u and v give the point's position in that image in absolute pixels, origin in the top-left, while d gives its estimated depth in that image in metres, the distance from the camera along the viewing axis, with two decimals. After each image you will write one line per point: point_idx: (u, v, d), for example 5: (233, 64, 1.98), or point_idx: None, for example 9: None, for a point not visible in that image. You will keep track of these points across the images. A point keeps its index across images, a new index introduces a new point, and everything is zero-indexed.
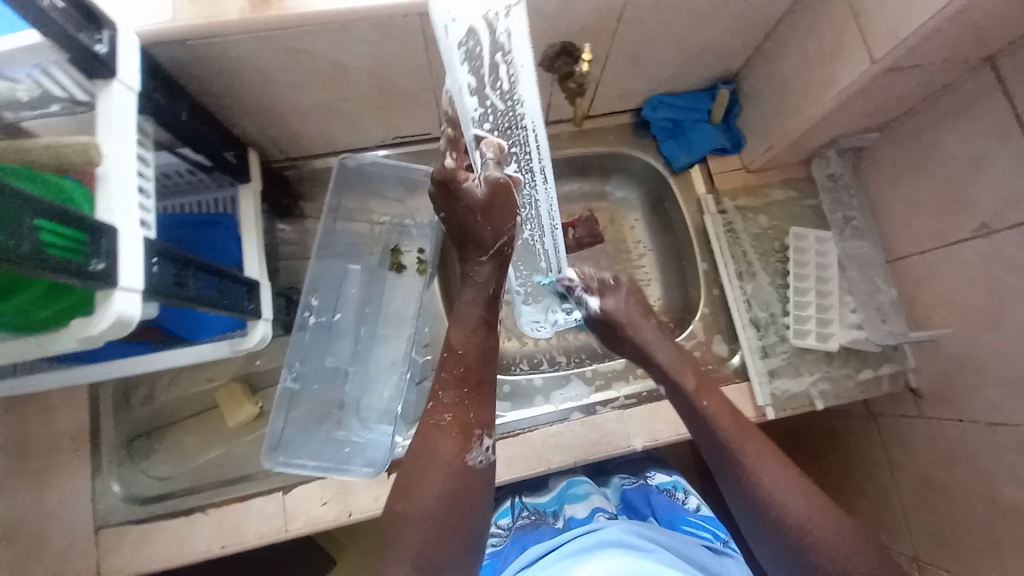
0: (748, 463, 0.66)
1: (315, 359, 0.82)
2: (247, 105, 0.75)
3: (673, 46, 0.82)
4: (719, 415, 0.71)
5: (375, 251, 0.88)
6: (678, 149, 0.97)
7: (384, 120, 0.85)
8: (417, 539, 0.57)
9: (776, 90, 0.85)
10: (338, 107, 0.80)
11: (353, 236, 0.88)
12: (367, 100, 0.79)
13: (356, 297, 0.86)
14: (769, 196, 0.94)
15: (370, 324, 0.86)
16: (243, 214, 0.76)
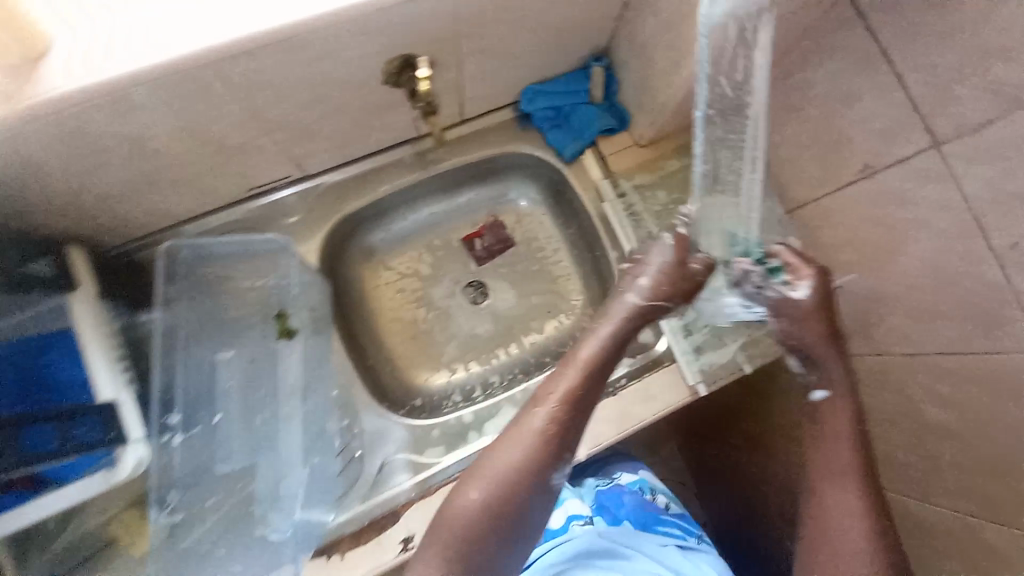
0: (821, 488, 0.61)
1: (206, 471, 0.73)
2: (52, 199, 0.64)
3: (528, 35, 0.75)
4: (825, 437, 0.64)
5: (246, 326, 0.78)
6: (564, 137, 0.91)
7: (228, 175, 0.75)
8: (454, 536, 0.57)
9: (645, 60, 0.80)
10: (170, 175, 0.70)
11: (210, 321, 0.77)
12: (201, 160, 0.70)
13: (238, 385, 0.76)
14: (664, 168, 0.90)
15: (258, 410, 0.75)
16: (78, 323, 0.65)
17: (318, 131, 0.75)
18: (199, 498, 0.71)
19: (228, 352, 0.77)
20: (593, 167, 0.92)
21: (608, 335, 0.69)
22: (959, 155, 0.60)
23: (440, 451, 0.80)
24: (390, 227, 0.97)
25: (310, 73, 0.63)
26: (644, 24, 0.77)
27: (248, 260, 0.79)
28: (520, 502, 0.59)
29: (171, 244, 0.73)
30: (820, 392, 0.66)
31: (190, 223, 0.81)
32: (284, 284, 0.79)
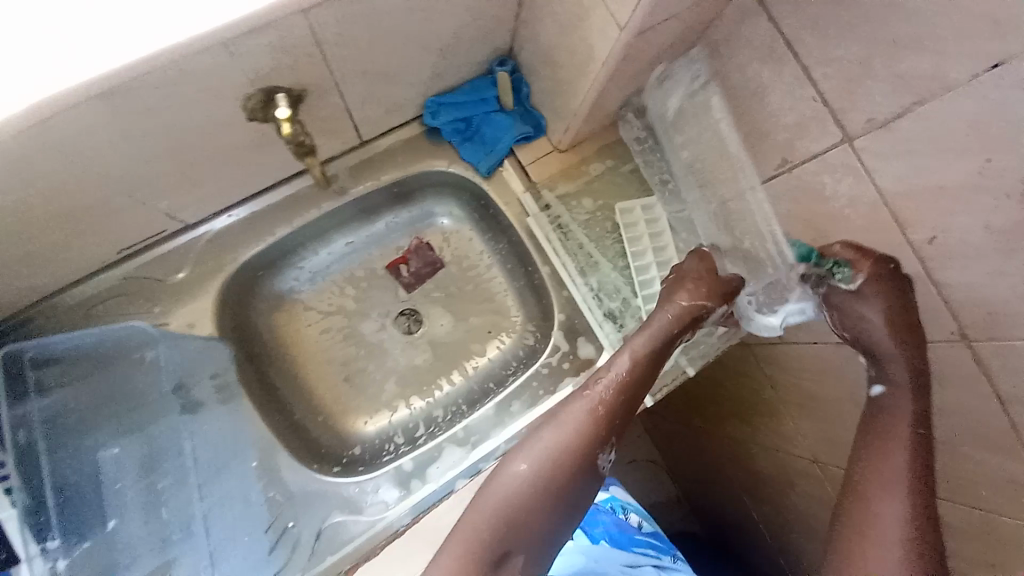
0: (878, 499, 0.55)
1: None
2: None
3: (406, 48, 0.69)
4: (882, 444, 0.57)
5: (123, 417, 0.70)
6: (477, 150, 0.85)
7: (97, 237, 0.68)
8: (503, 502, 0.59)
9: (546, 63, 0.75)
10: (30, 245, 0.63)
11: (81, 421, 0.68)
12: (55, 224, 0.63)
13: (128, 488, 0.68)
14: (588, 174, 0.86)
15: (156, 506, 0.69)
16: None
17: (188, 175, 0.68)
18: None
19: (114, 450, 0.68)
20: (513, 179, 0.86)
21: (655, 336, 0.70)
22: (873, 150, 0.55)
23: (382, 505, 0.75)
24: (304, 265, 0.89)
25: (154, 115, 0.58)
26: (539, 25, 0.72)
27: (119, 346, 0.72)
28: (562, 485, 0.60)
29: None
30: (878, 390, 0.61)
31: (58, 295, 0.71)
32: (159, 360, 0.74)
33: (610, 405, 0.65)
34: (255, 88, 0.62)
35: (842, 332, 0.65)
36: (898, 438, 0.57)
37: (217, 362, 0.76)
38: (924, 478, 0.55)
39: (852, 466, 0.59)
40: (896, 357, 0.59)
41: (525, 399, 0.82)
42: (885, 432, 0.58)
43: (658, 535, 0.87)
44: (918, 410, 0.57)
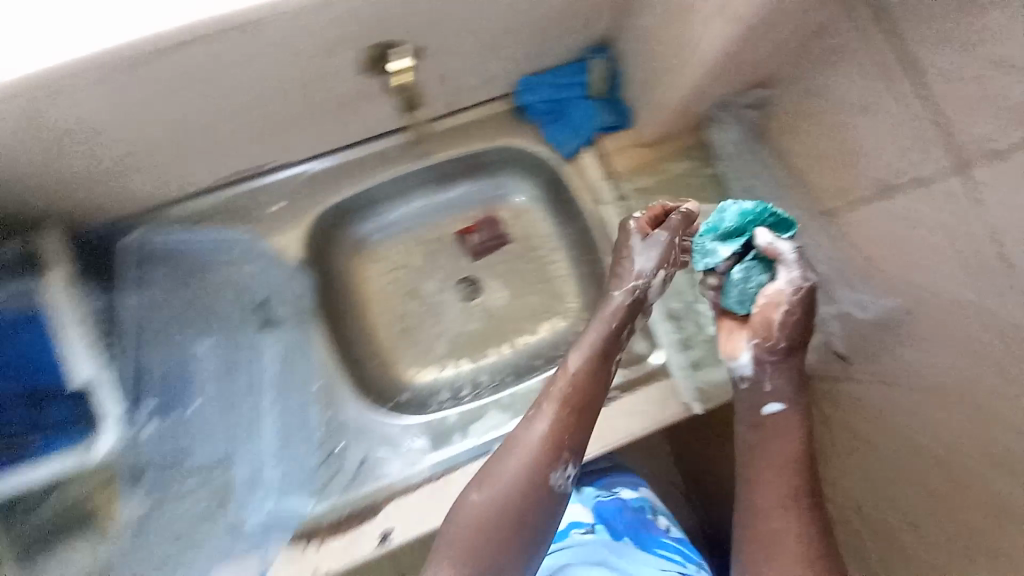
0: (770, 501, 0.58)
1: (180, 447, 0.74)
2: (37, 180, 0.65)
3: (508, 27, 0.72)
4: (777, 459, 0.59)
5: (212, 318, 0.80)
6: (562, 133, 0.86)
7: (213, 162, 0.76)
8: (480, 520, 0.60)
9: (643, 53, 0.77)
10: (153, 157, 0.70)
11: (183, 309, 0.79)
12: (177, 142, 0.69)
13: (212, 376, 0.78)
14: (668, 172, 0.85)
15: (237, 398, 0.77)
16: (59, 312, 0.69)
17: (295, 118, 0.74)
18: (169, 482, 0.72)
19: (209, 340, 0.79)
20: (592, 166, 0.86)
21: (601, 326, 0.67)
22: (995, 184, 0.51)
23: (424, 445, 0.79)
24: (382, 217, 0.95)
25: (278, 60, 0.63)
26: (643, 15, 0.73)
27: (221, 252, 0.82)
28: (528, 503, 0.60)
29: (150, 233, 0.80)
30: (774, 405, 0.60)
31: (185, 200, 0.81)
32: (253, 273, 0.83)
33: (580, 391, 0.65)
34: (372, 44, 0.66)
35: (778, 336, 0.57)
36: (785, 452, 0.59)
37: (293, 287, 0.84)
38: (807, 484, 0.58)
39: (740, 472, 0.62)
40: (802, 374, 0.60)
41: None
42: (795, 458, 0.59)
43: (686, 541, 0.84)
44: (801, 424, 0.60)
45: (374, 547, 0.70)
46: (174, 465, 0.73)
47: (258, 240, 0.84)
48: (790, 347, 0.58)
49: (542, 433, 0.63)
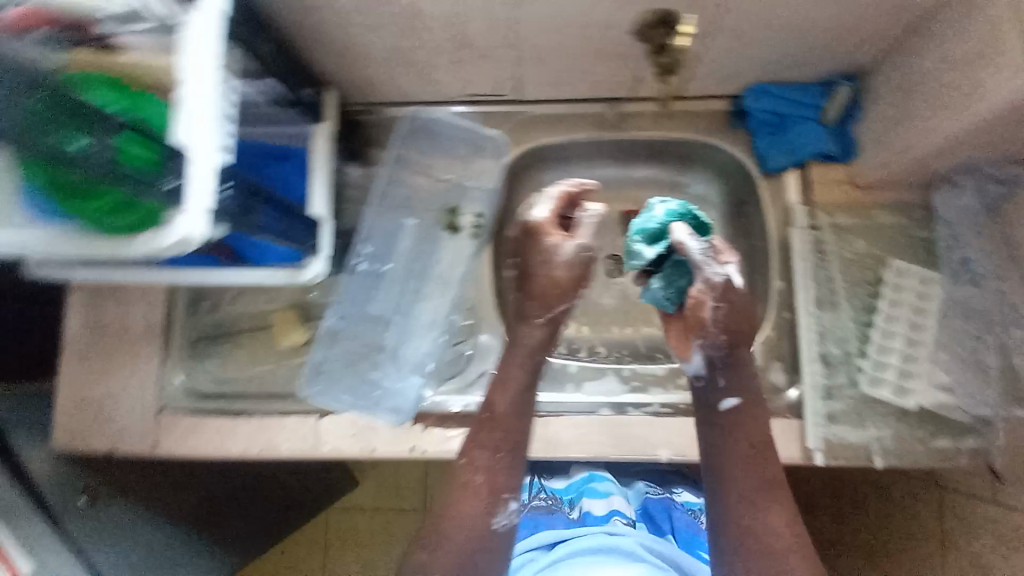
0: (760, 514, 0.64)
1: (366, 292, 0.88)
2: (315, 43, 0.73)
3: (788, 24, 0.70)
4: (748, 469, 0.66)
5: (429, 209, 0.92)
6: (774, 149, 0.84)
7: (458, 78, 0.83)
8: (449, 541, 0.65)
9: (901, 91, 0.73)
10: (411, 57, 0.78)
11: (414, 190, 0.92)
12: (438, 52, 0.76)
13: (407, 250, 0.90)
14: (875, 220, 0.80)
15: (419, 275, 0.90)
16: (313, 152, 0.78)
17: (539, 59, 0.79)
18: (351, 314, 0.87)
19: (415, 220, 0.91)
20: (793, 188, 0.84)
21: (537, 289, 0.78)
22: None
23: (537, 384, 0.87)
24: (563, 172, 0.98)
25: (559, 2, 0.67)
26: (923, 54, 0.68)
27: (446, 152, 0.93)
28: (482, 529, 0.67)
29: (422, 110, 0.90)
30: (730, 402, 0.69)
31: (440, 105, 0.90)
32: (464, 179, 0.93)
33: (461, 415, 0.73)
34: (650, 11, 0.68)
35: (715, 333, 0.67)
36: (740, 458, 0.67)
37: (492, 214, 0.93)
38: (777, 481, 0.66)
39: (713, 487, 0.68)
40: (750, 371, 0.70)
41: None
42: (770, 486, 0.65)
43: None
44: (761, 420, 0.69)
45: None
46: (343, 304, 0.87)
47: (469, 156, 0.93)
48: (727, 342, 0.68)
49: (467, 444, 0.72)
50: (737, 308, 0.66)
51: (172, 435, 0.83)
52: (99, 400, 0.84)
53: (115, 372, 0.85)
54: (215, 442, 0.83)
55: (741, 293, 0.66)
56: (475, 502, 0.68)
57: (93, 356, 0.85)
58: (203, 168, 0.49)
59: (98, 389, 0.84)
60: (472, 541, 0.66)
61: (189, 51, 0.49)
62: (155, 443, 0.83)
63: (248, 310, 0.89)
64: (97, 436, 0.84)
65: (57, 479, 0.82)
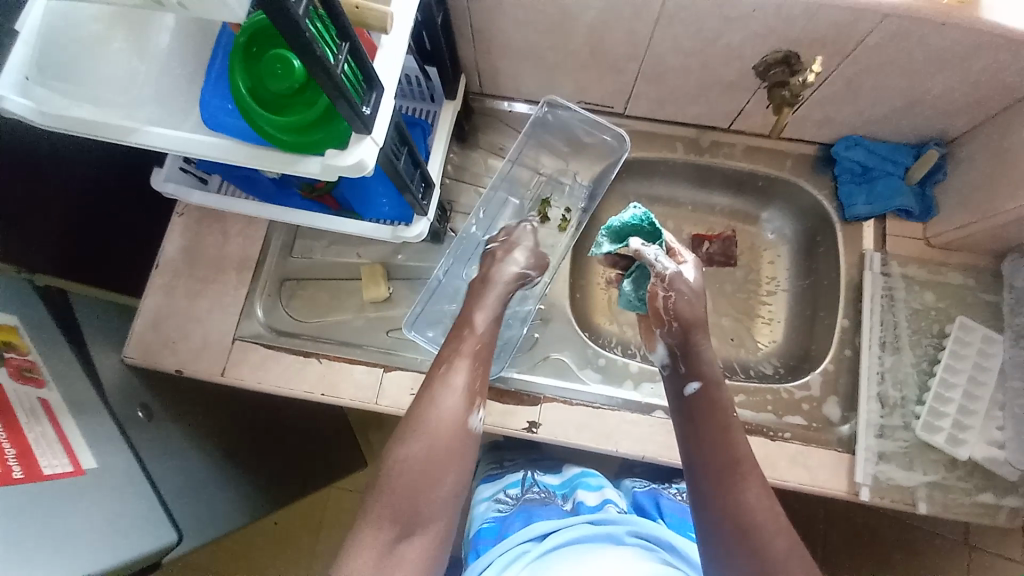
0: (744, 495, 0.60)
1: (463, 257, 0.93)
2: (464, 27, 0.80)
3: (900, 83, 0.77)
4: (721, 448, 0.64)
5: (530, 196, 0.98)
6: (858, 195, 0.89)
7: (576, 82, 0.89)
8: (422, 449, 0.62)
9: (990, 162, 0.78)
10: (543, 56, 0.84)
11: (520, 175, 0.97)
12: (571, 56, 0.83)
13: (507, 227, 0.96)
14: (944, 277, 0.86)
15: None
16: (439, 124, 0.83)
17: (658, 79, 0.85)
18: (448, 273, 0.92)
19: (517, 202, 0.97)
20: (869, 236, 0.89)
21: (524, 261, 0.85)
22: None
23: (595, 376, 0.89)
24: (647, 185, 1.04)
25: (699, 32, 0.73)
26: (1015, 130, 0.74)
27: (552, 146, 0.97)
28: (455, 445, 0.65)
29: (556, 102, 0.92)
30: (693, 385, 0.70)
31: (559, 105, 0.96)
32: (564, 175, 0.98)
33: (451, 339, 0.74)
34: (782, 49, 0.74)
35: (670, 321, 0.73)
36: (713, 432, 0.66)
37: (582, 211, 0.98)
38: (752, 465, 0.63)
39: (690, 477, 0.64)
40: (708, 355, 0.71)
41: (751, 399, 0.86)
42: (735, 462, 0.62)
43: None
44: (721, 395, 0.69)
45: (521, 428, 0.84)
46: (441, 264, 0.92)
47: (566, 156, 0.98)
48: (683, 326, 0.73)
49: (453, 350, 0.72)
50: (687, 296, 0.74)
51: (240, 365, 0.85)
52: (177, 320, 0.85)
53: (198, 296, 0.87)
54: (281, 378, 0.85)
55: (688, 283, 0.75)
56: (462, 386, 0.69)
57: (182, 278, 0.87)
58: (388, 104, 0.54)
59: (175, 310, 0.86)
60: (445, 459, 0.63)
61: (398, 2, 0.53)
62: (223, 371, 0.85)
63: (336, 260, 0.94)
64: (163, 355, 0.84)
65: (121, 385, 0.82)
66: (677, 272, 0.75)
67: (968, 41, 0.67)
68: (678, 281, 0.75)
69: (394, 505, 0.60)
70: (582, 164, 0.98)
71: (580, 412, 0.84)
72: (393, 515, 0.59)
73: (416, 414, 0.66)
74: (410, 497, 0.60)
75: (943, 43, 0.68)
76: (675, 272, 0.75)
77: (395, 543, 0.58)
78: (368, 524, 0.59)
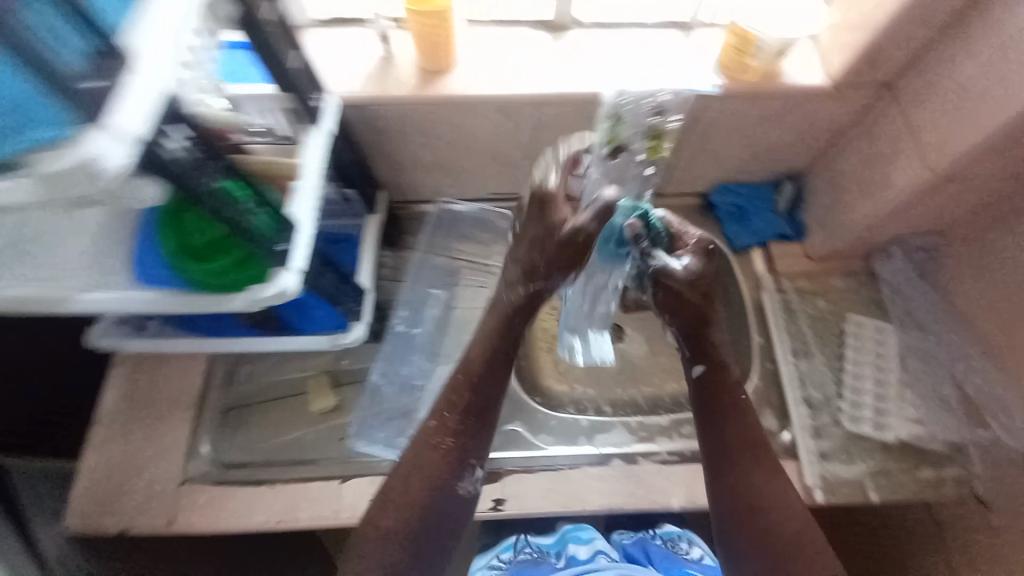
0: (767, 482, 0.70)
1: (401, 360, 0.98)
2: (377, 154, 0.91)
3: (743, 139, 0.93)
4: (749, 442, 0.72)
5: (455, 280, 1.04)
6: (739, 232, 1.03)
7: (482, 180, 1.01)
8: (393, 550, 0.67)
9: (834, 187, 0.93)
10: (450, 165, 0.96)
11: (447, 266, 1.05)
12: (475, 162, 0.95)
13: (434, 316, 1.01)
14: (829, 284, 0.98)
15: (450, 335, 1.00)
16: (363, 236, 0.92)
17: None
18: (388, 381, 0.96)
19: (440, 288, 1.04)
20: (760, 262, 1.02)
21: (484, 343, 0.76)
22: None
23: (550, 440, 0.92)
24: None
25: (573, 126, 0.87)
26: (843, 159, 0.91)
27: (463, 235, 1.07)
28: (436, 520, 0.69)
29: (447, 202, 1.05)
30: (699, 368, 0.76)
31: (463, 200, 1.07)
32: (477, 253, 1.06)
33: (433, 428, 0.73)
34: None
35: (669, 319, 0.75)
36: (726, 411, 0.74)
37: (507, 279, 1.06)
38: (765, 461, 0.71)
39: (720, 478, 0.71)
40: (716, 343, 0.76)
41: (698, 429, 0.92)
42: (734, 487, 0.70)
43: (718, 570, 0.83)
44: (727, 371, 0.76)
45: (487, 508, 0.84)
46: (378, 364, 0.96)
47: (484, 244, 1.07)
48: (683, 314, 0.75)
49: (438, 453, 0.72)
50: (674, 292, 0.72)
51: (192, 504, 0.85)
52: (126, 474, 0.86)
53: (146, 443, 0.88)
54: (231, 517, 0.85)
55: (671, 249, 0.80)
56: (444, 471, 0.71)
57: (129, 428, 0.89)
58: (305, 237, 0.61)
59: (126, 461, 0.86)
60: (419, 547, 0.68)
61: (309, 154, 0.63)
62: (172, 517, 0.83)
63: (274, 382, 0.96)
64: (109, 513, 0.83)
65: (65, 556, 0.84)
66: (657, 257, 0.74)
67: (782, 100, 0.83)
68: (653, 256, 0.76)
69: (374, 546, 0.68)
70: (491, 243, 1.07)
71: (544, 477, 0.87)
72: None
73: (393, 500, 0.70)
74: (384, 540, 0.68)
75: (763, 107, 0.85)
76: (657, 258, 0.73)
77: None
78: None
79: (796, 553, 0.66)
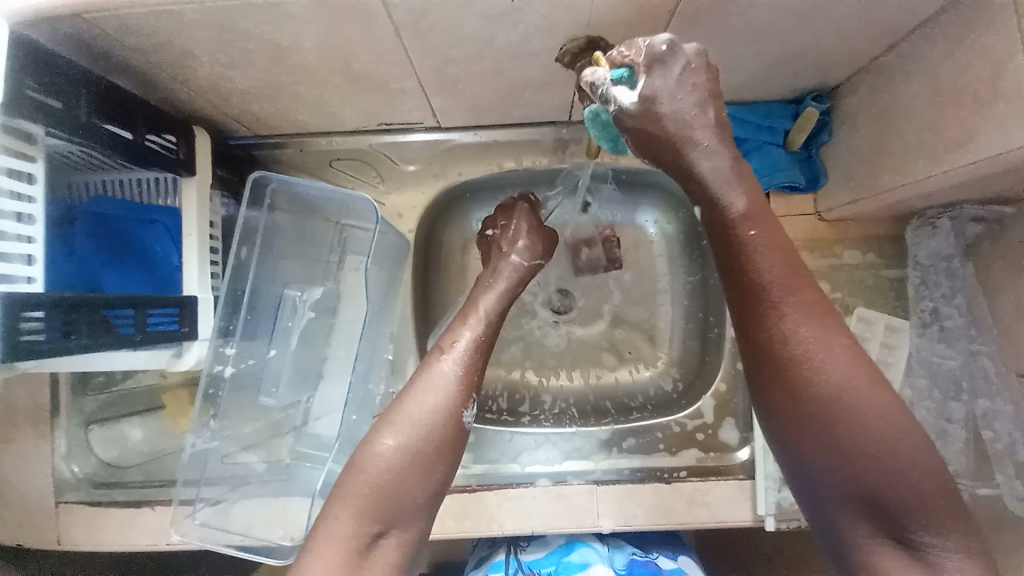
0: (839, 365, 0.44)
1: (249, 402, 0.73)
2: (173, 79, 0.59)
3: (750, 47, 0.58)
4: (792, 277, 0.46)
5: (333, 263, 0.78)
6: (762, 167, 0.73)
7: (357, 108, 0.69)
8: (395, 463, 0.49)
9: (876, 119, 0.62)
10: (296, 91, 0.64)
11: (306, 252, 0.76)
12: (330, 85, 0.63)
13: (293, 329, 0.75)
14: (839, 258, 0.73)
15: (330, 342, 0.78)
16: (186, 211, 0.67)
17: (457, 87, 0.66)
18: (229, 434, 0.72)
19: (297, 291, 0.76)
20: None
21: (492, 296, 0.63)
22: None
23: (470, 458, 0.77)
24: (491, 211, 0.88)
25: (464, 28, 0.53)
26: (901, 77, 0.58)
27: (322, 206, 0.74)
28: (445, 439, 0.52)
29: (267, 176, 0.68)
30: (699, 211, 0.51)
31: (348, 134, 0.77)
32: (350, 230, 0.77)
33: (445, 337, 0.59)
34: (583, 32, 0.55)
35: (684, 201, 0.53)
36: (780, 280, 0.46)
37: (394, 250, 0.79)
38: (829, 316, 0.45)
39: (757, 383, 0.47)
40: (695, 148, 0.49)
41: (640, 443, 0.77)
42: (835, 407, 0.43)
43: None
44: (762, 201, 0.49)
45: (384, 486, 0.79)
46: (213, 407, 0.70)
47: (354, 221, 0.76)
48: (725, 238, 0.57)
49: (452, 373, 0.55)
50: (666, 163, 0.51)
51: (71, 531, 0.75)
52: None
53: None
54: (118, 536, 0.75)
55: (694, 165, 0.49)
56: (454, 373, 0.55)
57: None
58: None
59: None
60: (418, 458, 0.50)
61: None
62: (57, 539, 0.75)
63: (142, 386, 0.81)
64: None
65: None
66: (655, 91, 0.47)
67: None
68: (677, 114, 0.48)
69: (365, 503, 0.48)
70: (364, 214, 0.74)
71: (454, 501, 0.74)
72: (365, 505, 0.48)
73: (392, 410, 0.52)
74: (385, 496, 0.48)
75: None
76: (656, 86, 0.47)
77: (374, 538, 0.48)
78: (346, 510, 0.48)
79: (895, 449, 0.42)
